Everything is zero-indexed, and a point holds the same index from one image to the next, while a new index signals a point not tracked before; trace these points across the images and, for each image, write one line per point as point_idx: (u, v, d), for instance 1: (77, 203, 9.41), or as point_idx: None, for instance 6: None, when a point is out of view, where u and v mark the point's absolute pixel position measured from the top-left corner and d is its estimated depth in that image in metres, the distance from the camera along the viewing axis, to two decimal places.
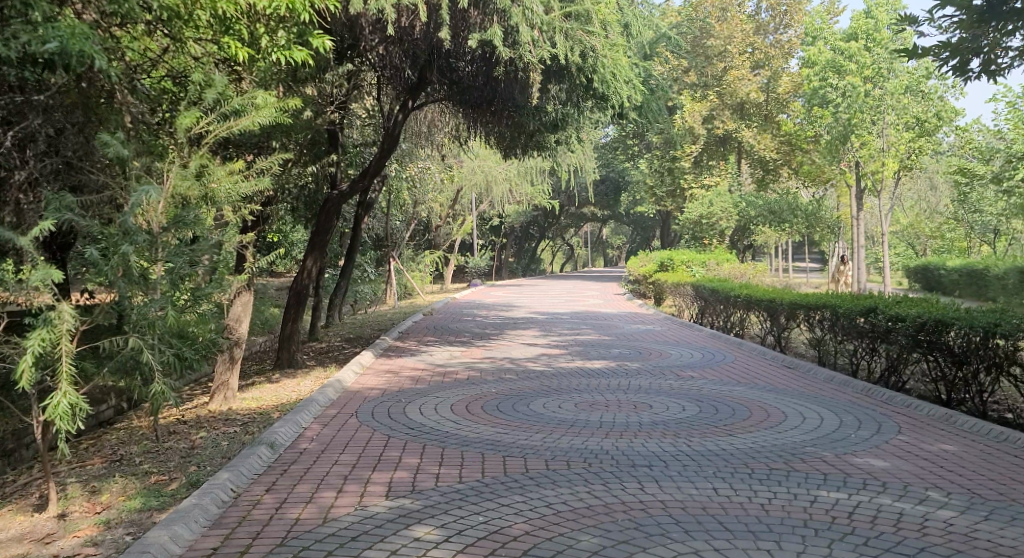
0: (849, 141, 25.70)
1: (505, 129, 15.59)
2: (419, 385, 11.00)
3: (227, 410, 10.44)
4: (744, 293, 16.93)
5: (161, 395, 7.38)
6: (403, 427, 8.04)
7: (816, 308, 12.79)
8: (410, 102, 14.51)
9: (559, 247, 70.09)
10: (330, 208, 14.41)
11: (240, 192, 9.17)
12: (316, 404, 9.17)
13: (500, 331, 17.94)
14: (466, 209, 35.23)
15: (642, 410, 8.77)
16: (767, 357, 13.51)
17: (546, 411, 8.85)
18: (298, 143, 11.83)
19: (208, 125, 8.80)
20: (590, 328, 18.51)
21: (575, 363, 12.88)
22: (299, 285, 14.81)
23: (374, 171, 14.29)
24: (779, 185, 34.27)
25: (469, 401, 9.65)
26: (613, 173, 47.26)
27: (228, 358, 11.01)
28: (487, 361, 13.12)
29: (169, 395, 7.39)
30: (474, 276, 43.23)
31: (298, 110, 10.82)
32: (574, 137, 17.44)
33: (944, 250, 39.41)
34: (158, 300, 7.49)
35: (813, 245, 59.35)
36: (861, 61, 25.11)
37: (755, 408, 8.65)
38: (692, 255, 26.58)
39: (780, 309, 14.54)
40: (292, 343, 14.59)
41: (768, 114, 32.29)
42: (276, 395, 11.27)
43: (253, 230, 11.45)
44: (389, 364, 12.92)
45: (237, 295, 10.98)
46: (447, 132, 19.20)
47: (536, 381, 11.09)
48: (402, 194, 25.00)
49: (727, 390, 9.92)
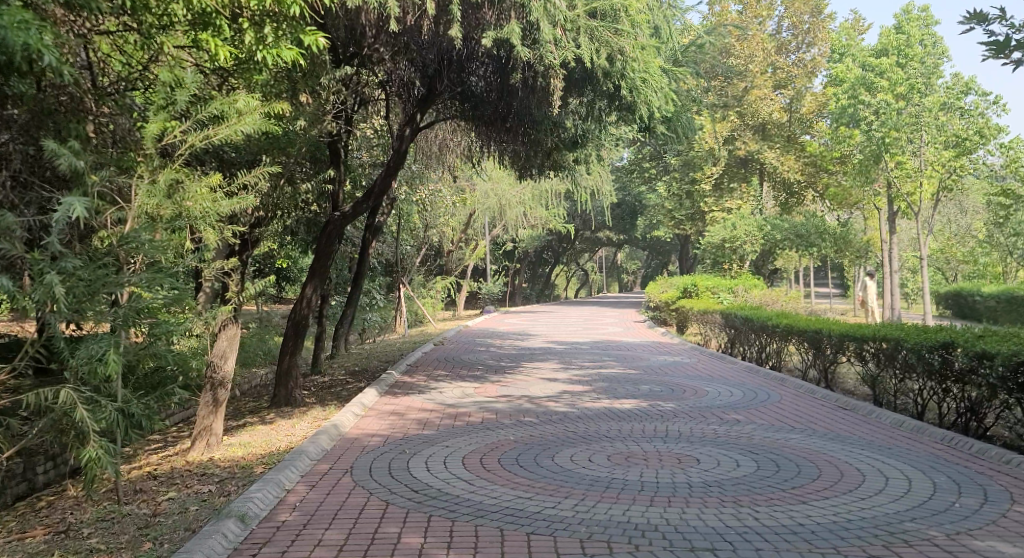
0: (883, 160, 24.44)
1: (520, 148, 14.40)
2: (428, 430, 9.73)
3: (209, 460, 9.18)
4: (782, 322, 15.63)
5: (94, 460, 6.26)
6: (407, 490, 6.76)
7: (870, 339, 11.46)
8: (419, 116, 13.34)
9: (573, 272, 68.77)
10: (332, 231, 13.16)
11: (222, 212, 7.88)
12: (306, 458, 7.89)
13: (516, 363, 16.62)
14: (479, 233, 34.05)
15: (688, 465, 7.46)
16: (815, 395, 12.15)
17: (574, 465, 7.54)
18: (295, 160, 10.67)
19: (183, 134, 7.63)
20: (614, 361, 17.18)
21: (603, 402, 11.57)
22: (298, 315, 13.49)
23: (379, 190, 13.07)
24: (805, 208, 32.97)
25: (484, 452, 8.36)
26: (629, 197, 46.09)
27: (211, 401, 9.77)
28: (504, 399, 11.84)
29: (105, 462, 6.32)
30: (487, 302, 41.93)
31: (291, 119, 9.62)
32: (595, 154, 16.22)
33: (975, 276, 37.92)
34: (103, 341, 6.50)
35: (834, 270, 57.90)
36: (892, 78, 23.63)
37: (822, 464, 7.34)
38: (717, 281, 25.22)
39: (824, 339, 13.23)
40: (290, 378, 13.34)
41: (791, 135, 31.02)
42: (266, 442, 10.00)
43: (240, 255, 10.19)
44: (396, 404, 11.67)
45: (222, 328, 9.73)
46: (460, 153, 18.01)
47: (560, 425, 9.78)
48: (412, 217, 23.87)
49: (781, 440, 8.60)
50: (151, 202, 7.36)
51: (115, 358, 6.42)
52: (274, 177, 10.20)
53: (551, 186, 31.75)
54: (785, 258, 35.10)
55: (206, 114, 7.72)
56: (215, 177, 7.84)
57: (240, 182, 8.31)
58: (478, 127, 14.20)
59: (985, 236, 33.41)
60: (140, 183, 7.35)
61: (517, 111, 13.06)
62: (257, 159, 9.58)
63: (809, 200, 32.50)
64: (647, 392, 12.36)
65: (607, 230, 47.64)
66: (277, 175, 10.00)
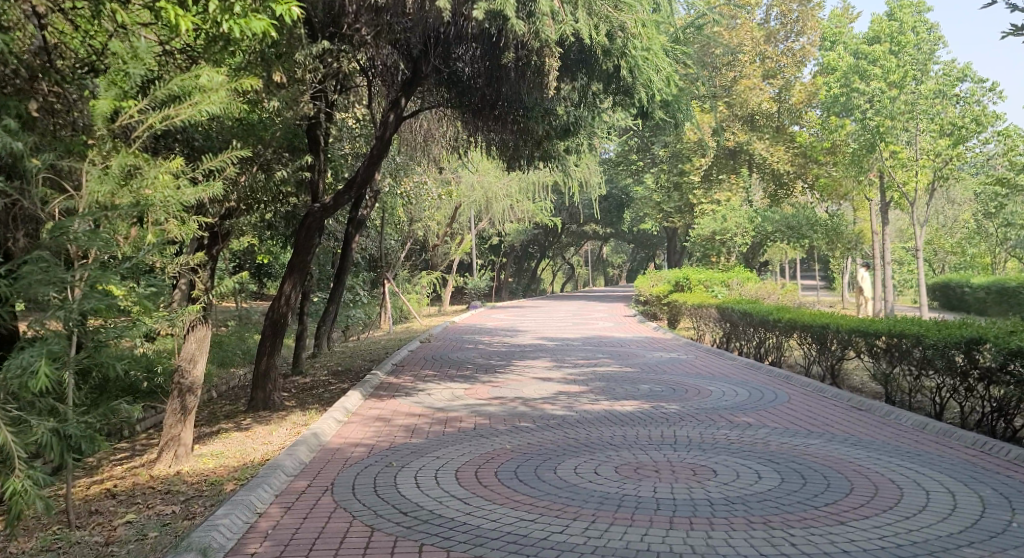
0: (876, 149, 23.66)
1: (508, 138, 13.60)
2: (416, 437, 9.00)
3: (176, 474, 8.42)
4: (783, 316, 14.94)
5: (18, 494, 5.52)
6: (395, 514, 6.03)
7: (883, 334, 10.80)
8: (403, 101, 12.56)
9: (559, 266, 67.95)
10: (311, 222, 12.37)
11: (186, 200, 7.13)
12: (281, 473, 7.13)
13: (507, 361, 15.88)
14: (464, 227, 33.24)
15: (706, 479, 6.75)
16: (824, 394, 11.48)
17: (580, 479, 6.82)
18: (269, 147, 9.81)
19: (139, 113, 6.84)
20: (609, 358, 16.47)
21: (602, 404, 10.87)
22: (276, 314, 12.69)
23: (361, 179, 12.27)
24: (794, 199, 32.33)
25: (478, 464, 7.62)
26: (616, 190, 45.40)
27: (178, 409, 8.98)
28: (496, 401, 11.09)
29: (31, 498, 5.57)
30: (473, 297, 41.10)
31: (261, 97, 8.77)
32: (584, 143, 15.44)
33: (964, 267, 37.47)
34: (34, 351, 5.74)
35: (820, 263, 57.46)
36: (886, 66, 22.81)
37: (854, 474, 6.64)
38: (710, 274, 24.55)
39: (829, 335, 12.58)
40: (268, 380, 12.57)
41: (780, 126, 30.34)
42: (242, 453, 9.26)
43: (209, 250, 9.36)
44: (381, 407, 10.92)
45: (190, 329, 8.95)
46: (445, 144, 17.16)
47: (559, 431, 9.05)
48: (395, 211, 23.05)
49: (800, 446, 7.91)
50: (103, 190, 6.58)
51: (46, 370, 5.65)
52: (245, 164, 9.41)
53: (537, 179, 30.98)
54: (775, 251, 34.48)
55: (164, 93, 6.91)
56: (176, 161, 7.08)
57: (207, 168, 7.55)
58: (464, 115, 13.42)
59: (975, 226, 32.90)
60: (91, 169, 6.59)
61: (505, 95, 12.34)
62: (228, 144, 8.83)
63: (798, 192, 31.87)
64: (648, 393, 11.63)
65: (593, 223, 46.92)
66: (246, 162, 9.19)
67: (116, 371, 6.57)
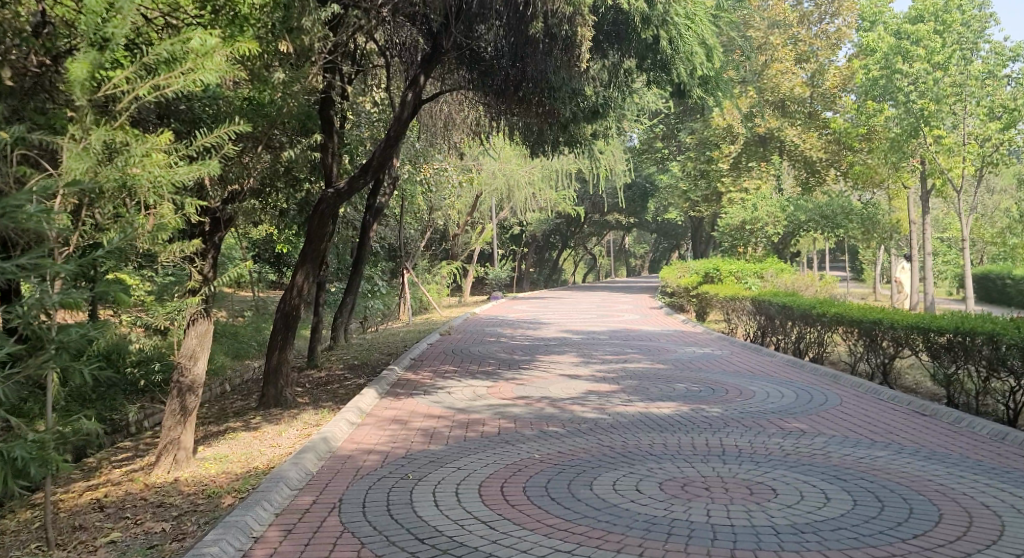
0: (920, 134, 22.60)
1: (532, 121, 12.72)
2: (438, 441, 8.25)
3: (175, 481, 7.71)
4: (827, 311, 14.07)
5: None
6: (411, 543, 5.27)
7: (945, 329, 10.22)
8: (422, 80, 11.57)
9: (581, 257, 66.96)
10: (324, 211, 11.54)
11: (178, 181, 6.29)
12: (283, 488, 6.38)
13: (532, 357, 15.11)
14: (485, 216, 32.43)
15: (766, 500, 5.94)
16: (879, 396, 10.62)
17: (622, 500, 6.02)
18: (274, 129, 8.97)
19: (125, 82, 5.99)
20: (639, 353, 15.62)
21: (638, 405, 10.07)
22: (288, 305, 11.94)
23: (378, 162, 11.41)
24: (826, 187, 31.26)
25: (506, 477, 6.85)
26: (641, 179, 44.40)
27: (179, 411, 8.24)
28: (522, 402, 10.28)
29: None
30: (494, 288, 40.33)
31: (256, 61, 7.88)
32: (614, 127, 14.58)
33: (1002, 258, 36.29)
34: None
35: (848, 255, 56.26)
36: (930, 46, 21.80)
37: (939, 498, 5.86)
38: (741, 265, 23.64)
39: (881, 332, 11.74)
40: (280, 376, 11.83)
41: (813, 111, 29.18)
42: (246, 458, 8.49)
43: (211, 238, 8.41)
44: (401, 407, 10.20)
45: (191, 323, 8.19)
46: (468, 129, 16.32)
47: (592, 438, 8.23)
48: (416, 198, 22.31)
49: (867, 460, 7.07)
50: (82, 167, 5.67)
51: None
52: (249, 145, 8.61)
53: (561, 166, 30.13)
54: (806, 241, 33.39)
55: (151, 60, 6.08)
56: (164, 136, 6.25)
57: (204, 146, 6.74)
58: (488, 99, 12.62)
59: (1016, 217, 31.73)
60: (70, 146, 5.71)
61: (531, 76, 11.57)
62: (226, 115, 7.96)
63: (830, 180, 30.72)
64: (684, 393, 10.80)
65: (617, 212, 45.91)
66: (246, 140, 8.39)
67: (86, 378, 5.71)
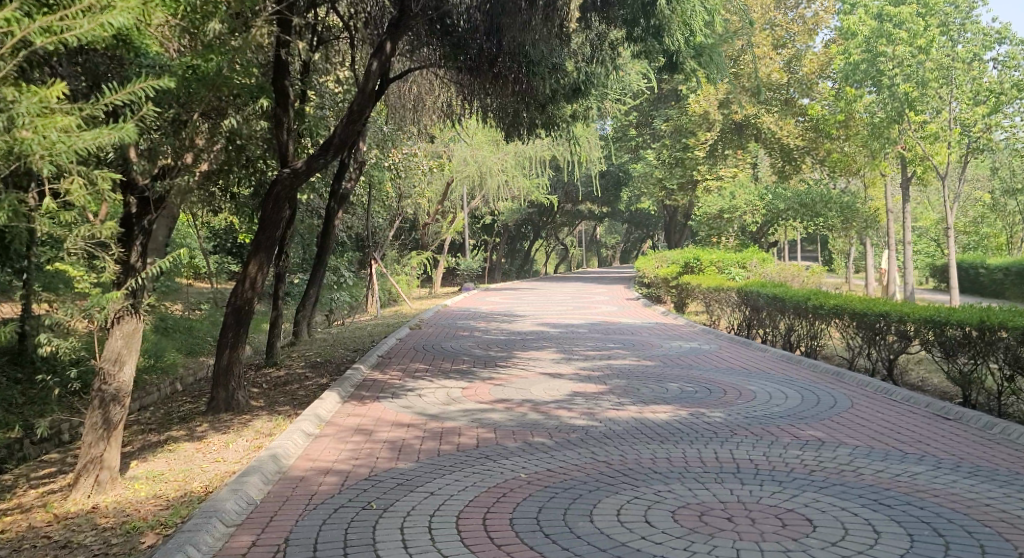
0: (905, 118, 21.54)
1: (506, 101, 11.52)
2: (407, 456, 7.16)
3: (95, 511, 6.60)
4: (822, 302, 13.12)
5: None
6: None
7: (967, 321, 9.28)
8: (389, 47, 10.31)
9: (554, 247, 65.95)
10: (278, 193, 10.30)
11: (81, 148, 5.14)
12: (215, 524, 5.33)
13: (508, 353, 14.00)
14: (456, 205, 31.23)
15: (802, 534, 4.97)
16: (891, 397, 9.60)
17: (627, 537, 5.02)
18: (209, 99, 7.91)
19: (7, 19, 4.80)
20: (622, 349, 14.57)
21: (632, 409, 9.03)
22: (239, 300, 10.64)
23: (339, 141, 10.21)
24: (804, 175, 30.37)
25: (488, 502, 5.83)
26: (614, 167, 43.40)
27: (102, 426, 7.14)
28: (501, 407, 9.18)
29: None
30: (466, 279, 39.25)
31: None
32: (594, 110, 13.48)
33: (977, 247, 35.75)
34: None
35: (818, 245, 55.73)
36: (913, 29, 20.46)
37: (1012, 533, 4.92)
38: (723, 255, 22.75)
39: (887, 325, 10.72)
40: (230, 378, 10.63)
41: (788, 99, 27.95)
42: (184, 477, 7.35)
43: (138, 222, 7.38)
44: (366, 413, 9.08)
45: (116, 323, 7.05)
46: (438, 110, 15.10)
47: (585, 452, 7.14)
48: (383, 186, 21.09)
49: (907, 476, 6.04)
50: None
51: None
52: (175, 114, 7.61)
53: (534, 152, 28.98)
54: (785, 230, 32.55)
55: None
56: (58, 90, 5.08)
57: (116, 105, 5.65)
58: (460, 75, 11.42)
59: (993, 204, 31.13)
60: None
61: (507, 48, 10.47)
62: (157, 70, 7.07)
63: (807, 167, 29.78)
64: (681, 395, 9.76)
65: (591, 201, 44.94)
66: (164, 102, 7.33)
67: None
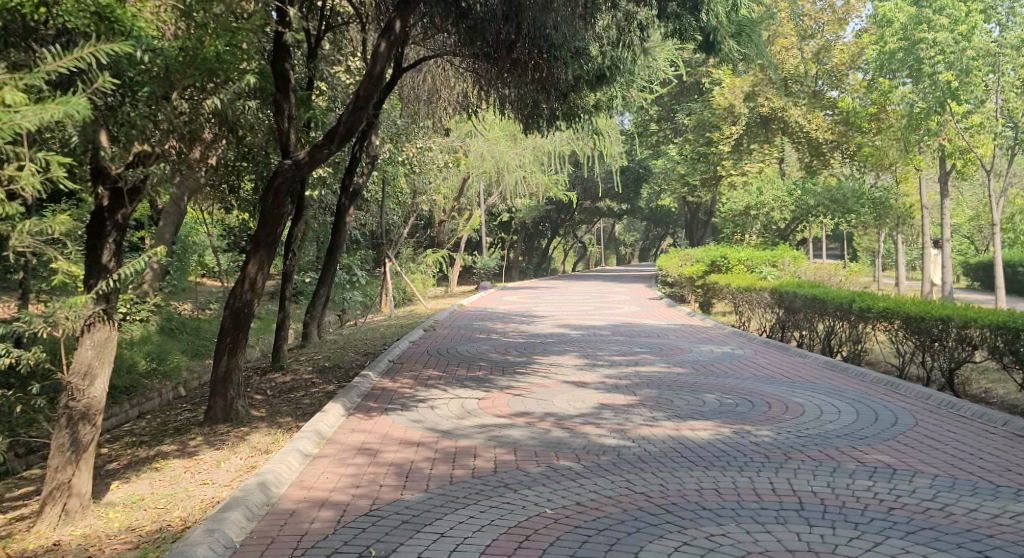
0: (945, 110, 20.36)
1: (525, 90, 10.58)
2: (417, 483, 6.26)
3: (55, 549, 5.73)
4: (868, 304, 12.11)
5: None
6: None
7: None
8: (398, 27, 9.38)
9: (571, 245, 64.85)
10: (278, 186, 9.39)
11: (35, 123, 4.31)
12: None
13: (529, 357, 13.08)
14: (473, 201, 30.31)
15: None
16: (956, 412, 8.62)
17: None
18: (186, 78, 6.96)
19: None
20: (650, 353, 13.62)
21: (670, 426, 8.08)
22: (238, 302, 9.75)
23: (345, 129, 9.22)
24: (833, 170, 29.18)
25: (513, 546, 4.95)
26: (635, 163, 42.30)
27: (71, 449, 6.29)
28: (523, 422, 8.24)
29: None
30: (483, 277, 38.30)
31: None
32: (620, 99, 12.50)
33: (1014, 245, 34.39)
34: None
35: (842, 242, 54.41)
36: (953, 15, 19.20)
37: None
38: (751, 252, 21.72)
39: (946, 330, 9.71)
40: (227, 387, 9.72)
41: (817, 92, 26.94)
42: (164, 504, 6.49)
43: (112, 215, 6.43)
44: (373, 428, 8.18)
45: (86, 330, 6.20)
46: (453, 102, 14.18)
47: (620, 480, 6.20)
48: (397, 181, 20.19)
49: (1009, 518, 5.14)
50: None
51: None
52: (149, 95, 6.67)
53: (552, 146, 27.99)
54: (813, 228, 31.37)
55: None
56: None
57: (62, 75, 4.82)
58: (476, 63, 10.49)
59: None
60: None
61: (527, 32, 9.51)
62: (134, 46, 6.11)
63: (836, 162, 28.62)
64: (723, 409, 8.80)
65: (610, 197, 43.78)
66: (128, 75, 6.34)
67: None
